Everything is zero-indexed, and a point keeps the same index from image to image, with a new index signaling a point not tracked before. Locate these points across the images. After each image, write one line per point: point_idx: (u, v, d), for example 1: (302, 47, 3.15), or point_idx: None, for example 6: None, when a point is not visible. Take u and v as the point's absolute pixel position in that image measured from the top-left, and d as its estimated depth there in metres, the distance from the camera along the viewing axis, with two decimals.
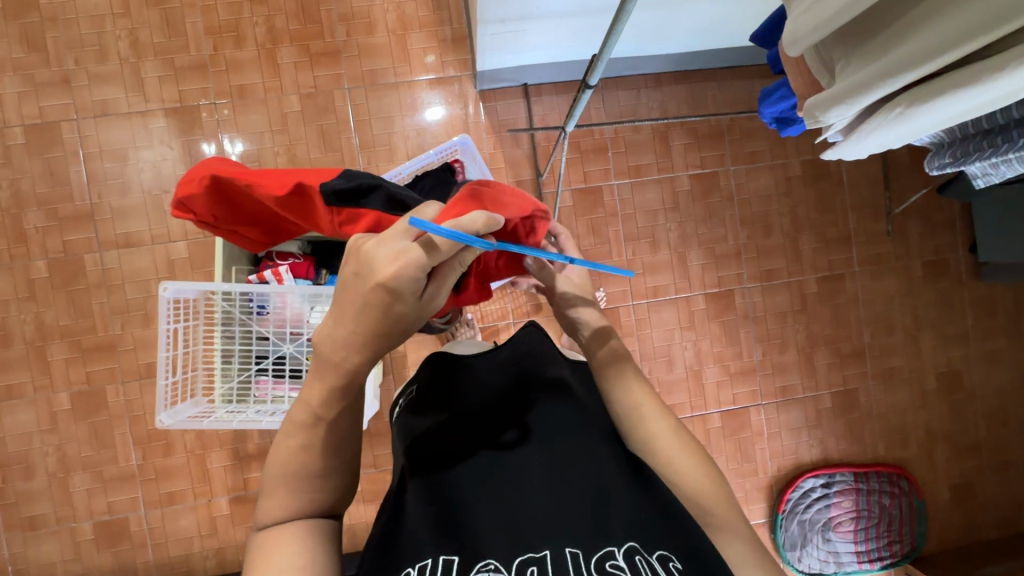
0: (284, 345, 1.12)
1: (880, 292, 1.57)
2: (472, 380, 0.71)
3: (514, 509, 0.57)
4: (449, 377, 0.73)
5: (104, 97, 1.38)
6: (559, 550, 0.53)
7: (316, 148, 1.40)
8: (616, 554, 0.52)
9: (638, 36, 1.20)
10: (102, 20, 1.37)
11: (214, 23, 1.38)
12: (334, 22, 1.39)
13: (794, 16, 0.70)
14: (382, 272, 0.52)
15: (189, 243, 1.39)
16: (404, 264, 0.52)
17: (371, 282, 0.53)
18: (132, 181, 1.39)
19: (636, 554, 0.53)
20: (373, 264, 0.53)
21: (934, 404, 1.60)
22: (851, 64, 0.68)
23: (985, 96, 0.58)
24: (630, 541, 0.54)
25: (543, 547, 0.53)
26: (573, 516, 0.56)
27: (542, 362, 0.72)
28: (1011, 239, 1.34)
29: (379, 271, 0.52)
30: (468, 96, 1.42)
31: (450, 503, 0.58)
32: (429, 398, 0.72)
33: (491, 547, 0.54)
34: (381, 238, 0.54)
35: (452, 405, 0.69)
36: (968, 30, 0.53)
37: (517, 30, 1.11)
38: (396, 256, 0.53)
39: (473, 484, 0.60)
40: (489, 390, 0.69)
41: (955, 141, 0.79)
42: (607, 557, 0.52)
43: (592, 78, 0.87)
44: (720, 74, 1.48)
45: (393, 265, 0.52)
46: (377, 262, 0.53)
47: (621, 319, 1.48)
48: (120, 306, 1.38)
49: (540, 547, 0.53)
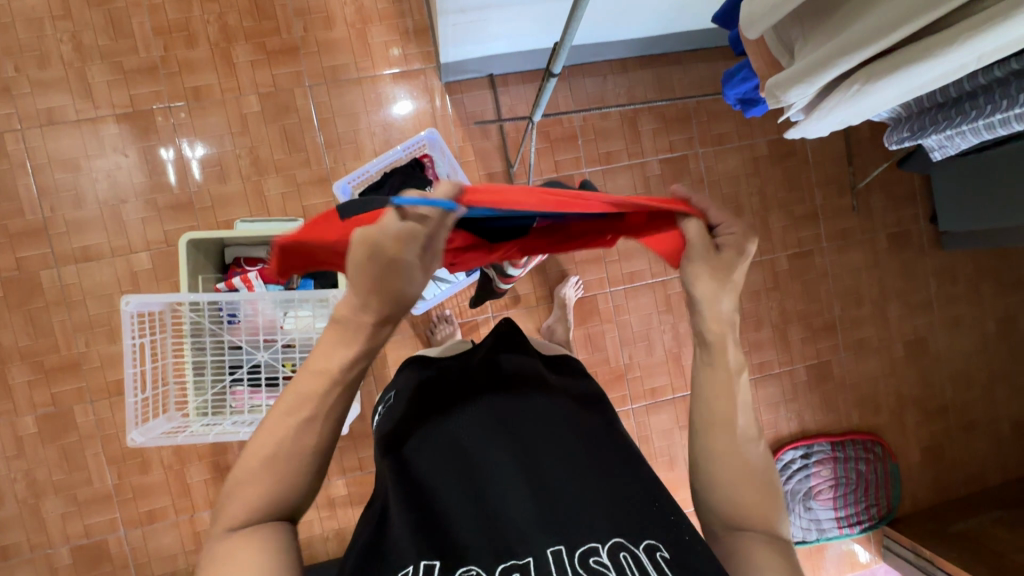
0: (258, 353, 1.09)
1: (848, 265, 1.61)
2: (452, 379, 0.70)
3: (496, 510, 0.57)
4: (428, 379, 0.72)
5: (49, 105, 1.31)
6: (541, 552, 0.53)
7: (279, 148, 1.36)
8: (600, 551, 0.52)
9: (601, 22, 1.19)
10: (41, 23, 1.30)
11: (163, 23, 1.32)
12: (291, 17, 1.35)
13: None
14: (393, 252, 0.50)
15: (152, 253, 1.34)
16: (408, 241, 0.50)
17: (383, 259, 0.51)
18: (86, 192, 1.33)
19: (621, 550, 0.53)
20: (379, 247, 0.50)
21: (903, 371, 1.66)
22: (810, 42, 0.69)
23: (939, 70, 0.60)
24: (615, 537, 0.54)
25: (526, 554, 0.53)
26: (557, 513, 0.56)
27: (521, 358, 0.72)
28: (969, 207, 1.38)
29: (390, 251, 0.50)
30: (433, 89, 1.39)
31: (432, 509, 0.58)
32: (406, 398, 0.70)
33: (473, 551, 0.54)
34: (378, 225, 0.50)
35: (431, 406, 0.67)
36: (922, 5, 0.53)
37: (479, 20, 1.09)
38: (397, 235, 0.50)
39: (454, 487, 0.59)
40: (469, 388, 0.68)
41: (912, 116, 0.81)
42: (591, 553, 0.52)
43: (555, 67, 0.86)
44: (685, 57, 1.48)
45: (397, 244, 0.50)
46: (381, 244, 0.50)
47: (599, 306, 1.49)
48: (82, 323, 1.33)
49: (522, 552, 0.53)
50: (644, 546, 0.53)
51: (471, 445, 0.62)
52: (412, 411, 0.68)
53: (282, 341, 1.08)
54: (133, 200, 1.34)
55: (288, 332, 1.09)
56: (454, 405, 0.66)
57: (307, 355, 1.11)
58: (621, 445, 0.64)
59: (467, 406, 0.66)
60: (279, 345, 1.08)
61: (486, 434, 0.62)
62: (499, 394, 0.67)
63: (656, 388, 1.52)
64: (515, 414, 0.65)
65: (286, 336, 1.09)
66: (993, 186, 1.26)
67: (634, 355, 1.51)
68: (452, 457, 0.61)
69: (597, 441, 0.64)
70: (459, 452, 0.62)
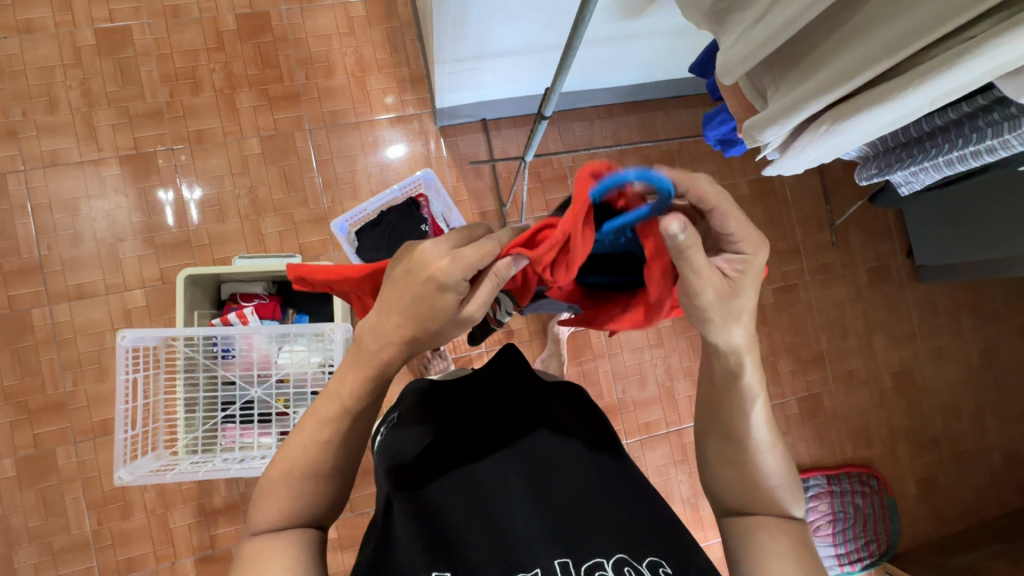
0: (252, 388, 1.09)
1: (832, 299, 1.66)
2: (461, 404, 0.72)
3: (504, 526, 0.57)
4: (438, 402, 0.74)
5: (54, 147, 1.35)
6: (549, 563, 0.54)
7: (278, 189, 1.40)
8: (605, 567, 0.54)
9: (588, 70, 1.27)
10: (51, 71, 1.36)
11: (170, 71, 1.39)
12: (293, 66, 1.42)
13: (725, 50, 0.78)
14: (432, 264, 0.52)
15: (147, 291, 1.35)
16: (454, 261, 0.52)
17: (422, 277, 0.53)
18: (84, 231, 1.35)
19: (625, 565, 0.54)
20: (424, 260, 0.53)
21: (892, 403, 1.68)
22: (781, 88, 0.75)
23: (895, 113, 0.65)
24: (619, 552, 0.55)
25: (533, 564, 0.54)
26: (564, 532, 0.57)
27: (525, 379, 0.74)
28: (942, 241, 1.45)
29: (429, 266, 0.52)
30: (429, 133, 1.46)
31: (440, 522, 0.59)
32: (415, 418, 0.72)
33: (482, 563, 0.55)
34: (438, 239, 0.54)
35: (440, 425, 0.69)
36: (876, 55, 0.60)
37: (472, 69, 1.16)
38: (447, 253, 0.53)
39: (459, 509, 0.60)
40: (478, 410, 0.70)
41: (878, 154, 0.87)
42: (596, 568, 0.54)
43: (547, 111, 0.90)
44: (666, 104, 1.57)
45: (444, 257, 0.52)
46: (427, 258, 0.52)
47: (591, 340, 1.50)
48: (71, 362, 1.32)
49: (530, 564, 0.54)
50: (648, 563, 0.54)
51: (480, 469, 0.63)
52: (424, 436, 0.69)
53: (276, 375, 1.08)
54: (131, 238, 1.36)
55: (282, 367, 1.09)
56: (465, 431, 0.67)
57: (300, 390, 1.11)
58: (623, 477, 0.64)
59: (478, 426, 0.67)
60: (273, 381, 1.08)
61: (497, 459, 0.63)
62: (506, 418, 0.68)
63: (650, 423, 1.52)
64: (524, 440, 0.65)
65: (280, 371, 1.09)
66: (963, 220, 1.33)
67: (627, 389, 1.52)
68: (462, 476, 0.62)
69: (602, 467, 0.64)
70: (466, 474, 0.62)
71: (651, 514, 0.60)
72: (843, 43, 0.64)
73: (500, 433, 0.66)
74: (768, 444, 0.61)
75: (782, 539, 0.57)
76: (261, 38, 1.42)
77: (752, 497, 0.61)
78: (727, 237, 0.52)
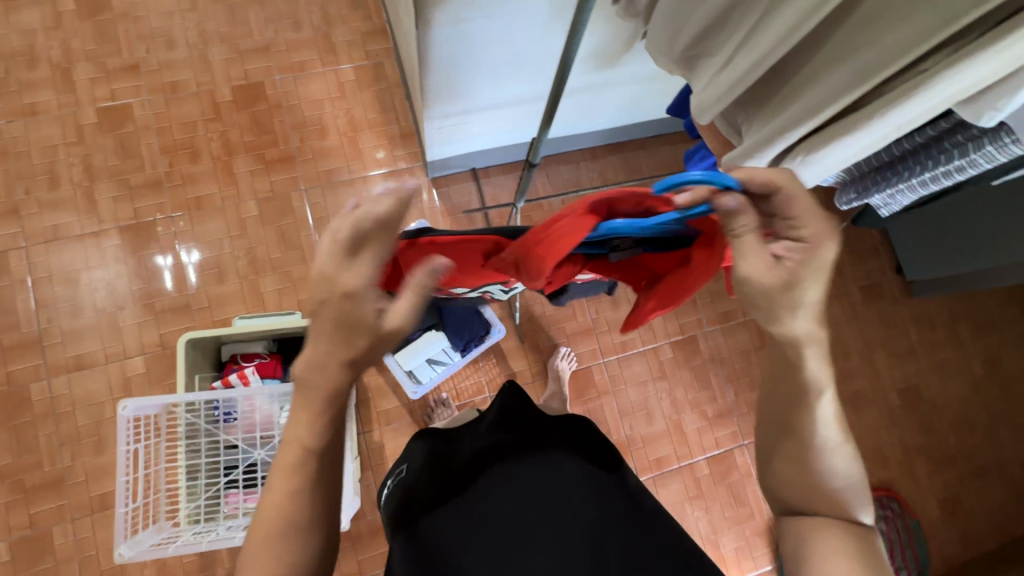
0: (255, 451, 1.08)
1: (828, 319, 1.67)
2: (459, 450, 0.71)
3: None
4: (438, 450, 0.73)
5: (55, 222, 1.38)
6: None
7: (276, 248, 1.43)
8: None
9: (571, 116, 1.33)
10: (54, 150, 1.40)
11: (169, 142, 1.44)
12: (287, 130, 1.48)
13: (698, 93, 0.82)
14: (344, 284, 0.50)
15: (147, 358, 1.34)
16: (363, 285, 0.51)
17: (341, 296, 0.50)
18: (84, 302, 1.36)
19: None
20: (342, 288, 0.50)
21: (903, 421, 1.66)
22: (753, 124, 0.79)
23: (862, 142, 0.69)
24: None
25: None
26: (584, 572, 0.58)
27: (519, 414, 0.73)
28: (927, 254, 1.49)
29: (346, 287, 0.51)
30: (421, 185, 1.50)
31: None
32: (417, 469, 0.71)
33: None
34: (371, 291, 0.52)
35: (443, 475, 0.68)
36: (837, 91, 0.64)
37: (461, 123, 1.21)
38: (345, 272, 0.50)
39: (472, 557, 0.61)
40: (477, 453, 0.69)
41: (855, 179, 0.90)
42: None
43: (535, 157, 0.94)
44: (648, 143, 1.63)
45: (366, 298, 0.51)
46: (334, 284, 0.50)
47: (594, 378, 1.50)
48: (69, 435, 1.29)
49: None
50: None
51: (485, 515, 0.63)
52: (430, 483, 0.68)
53: (278, 435, 1.08)
54: (131, 306, 1.37)
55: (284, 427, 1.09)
56: (466, 469, 0.68)
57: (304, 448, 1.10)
58: (629, 511, 0.65)
59: (477, 472, 0.67)
60: (276, 441, 1.07)
61: (502, 503, 0.64)
62: (504, 461, 0.67)
63: (660, 458, 1.49)
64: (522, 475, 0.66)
65: (282, 431, 1.08)
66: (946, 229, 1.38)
67: (634, 426, 1.50)
68: (472, 531, 0.62)
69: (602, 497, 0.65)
70: (472, 518, 0.63)
71: (664, 544, 0.62)
72: (808, 80, 0.69)
73: (501, 477, 0.66)
74: (837, 442, 0.61)
75: (840, 539, 0.58)
76: (256, 106, 1.48)
77: (814, 499, 0.61)
78: (787, 221, 0.54)
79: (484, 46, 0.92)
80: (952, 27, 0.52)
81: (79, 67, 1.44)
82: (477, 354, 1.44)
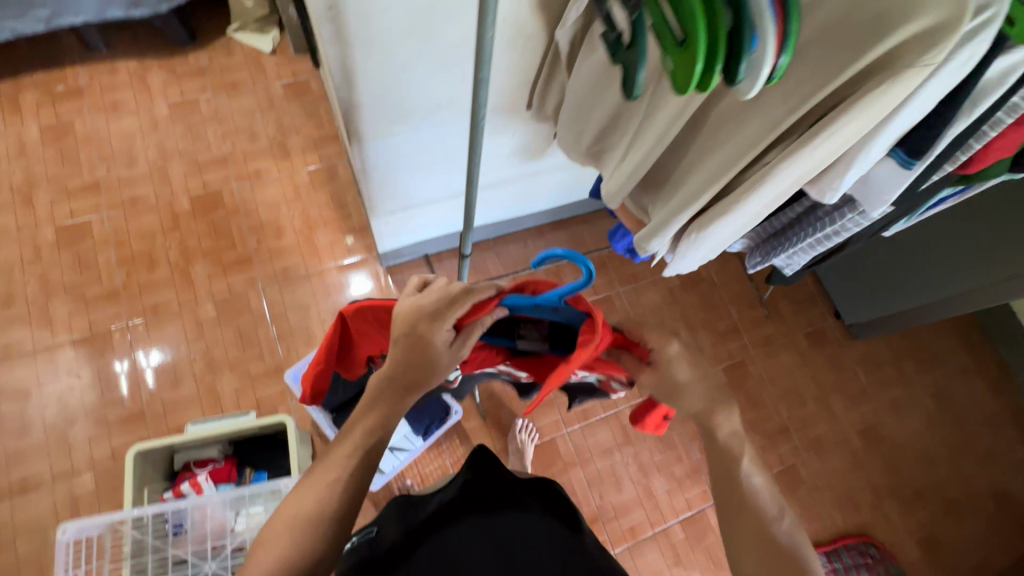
0: (205, 564, 1.03)
1: (780, 369, 1.73)
2: (435, 506, 0.76)
3: None
4: (414, 509, 0.76)
5: (7, 341, 1.38)
6: None
7: (233, 348, 1.44)
8: None
9: (511, 202, 1.44)
10: (10, 270, 1.43)
11: (127, 253, 1.48)
12: (245, 233, 1.55)
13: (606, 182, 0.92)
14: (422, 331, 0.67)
15: (96, 473, 1.30)
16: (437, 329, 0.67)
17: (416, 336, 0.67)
18: (33, 419, 1.33)
19: None
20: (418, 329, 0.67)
21: (868, 462, 1.69)
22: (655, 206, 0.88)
23: (741, 221, 0.78)
24: None
25: None
26: None
27: (492, 472, 0.80)
28: (867, 293, 1.59)
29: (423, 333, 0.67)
30: (377, 274, 1.56)
31: None
32: (393, 530, 0.73)
33: None
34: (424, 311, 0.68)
35: (418, 531, 0.72)
36: (709, 179, 0.73)
37: (408, 216, 1.30)
38: (431, 320, 0.67)
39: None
40: (452, 508, 0.74)
41: (759, 244, 0.99)
42: None
43: (469, 246, 1.01)
44: (590, 217, 1.75)
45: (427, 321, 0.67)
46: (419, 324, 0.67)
47: (560, 449, 1.51)
48: (8, 567, 1.22)
49: None
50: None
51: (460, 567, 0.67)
52: (406, 538, 0.71)
53: (231, 544, 1.03)
54: (81, 420, 1.34)
55: (238, 534, 1.05)
56: (438, 521, 0.72)
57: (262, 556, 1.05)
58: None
59: (452, 525, 0.71)
60: (228, 550, 1.03)
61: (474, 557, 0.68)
62: (476, 514, 0.72)
63: (634, 526, 1.48)
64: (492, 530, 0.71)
65: (236, 538, 1.04)
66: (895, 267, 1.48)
67: (605, 494, 1.49)
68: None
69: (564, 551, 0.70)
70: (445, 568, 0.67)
71: None
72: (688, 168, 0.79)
73: (472, 529, 0.71)
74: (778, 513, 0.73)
75: None
76: (214, 213, 1.55)
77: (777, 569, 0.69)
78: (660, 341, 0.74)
79: (417, 153, 1.02)
80: (781, 127, 0.62)
81: (41, 190, 1.51)
82: (440, 436, 1.44)
